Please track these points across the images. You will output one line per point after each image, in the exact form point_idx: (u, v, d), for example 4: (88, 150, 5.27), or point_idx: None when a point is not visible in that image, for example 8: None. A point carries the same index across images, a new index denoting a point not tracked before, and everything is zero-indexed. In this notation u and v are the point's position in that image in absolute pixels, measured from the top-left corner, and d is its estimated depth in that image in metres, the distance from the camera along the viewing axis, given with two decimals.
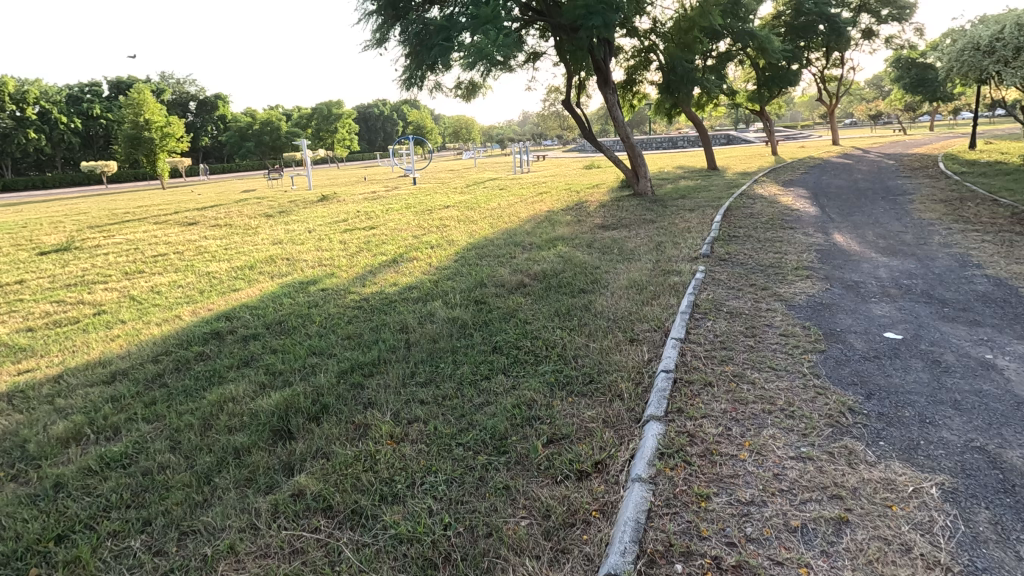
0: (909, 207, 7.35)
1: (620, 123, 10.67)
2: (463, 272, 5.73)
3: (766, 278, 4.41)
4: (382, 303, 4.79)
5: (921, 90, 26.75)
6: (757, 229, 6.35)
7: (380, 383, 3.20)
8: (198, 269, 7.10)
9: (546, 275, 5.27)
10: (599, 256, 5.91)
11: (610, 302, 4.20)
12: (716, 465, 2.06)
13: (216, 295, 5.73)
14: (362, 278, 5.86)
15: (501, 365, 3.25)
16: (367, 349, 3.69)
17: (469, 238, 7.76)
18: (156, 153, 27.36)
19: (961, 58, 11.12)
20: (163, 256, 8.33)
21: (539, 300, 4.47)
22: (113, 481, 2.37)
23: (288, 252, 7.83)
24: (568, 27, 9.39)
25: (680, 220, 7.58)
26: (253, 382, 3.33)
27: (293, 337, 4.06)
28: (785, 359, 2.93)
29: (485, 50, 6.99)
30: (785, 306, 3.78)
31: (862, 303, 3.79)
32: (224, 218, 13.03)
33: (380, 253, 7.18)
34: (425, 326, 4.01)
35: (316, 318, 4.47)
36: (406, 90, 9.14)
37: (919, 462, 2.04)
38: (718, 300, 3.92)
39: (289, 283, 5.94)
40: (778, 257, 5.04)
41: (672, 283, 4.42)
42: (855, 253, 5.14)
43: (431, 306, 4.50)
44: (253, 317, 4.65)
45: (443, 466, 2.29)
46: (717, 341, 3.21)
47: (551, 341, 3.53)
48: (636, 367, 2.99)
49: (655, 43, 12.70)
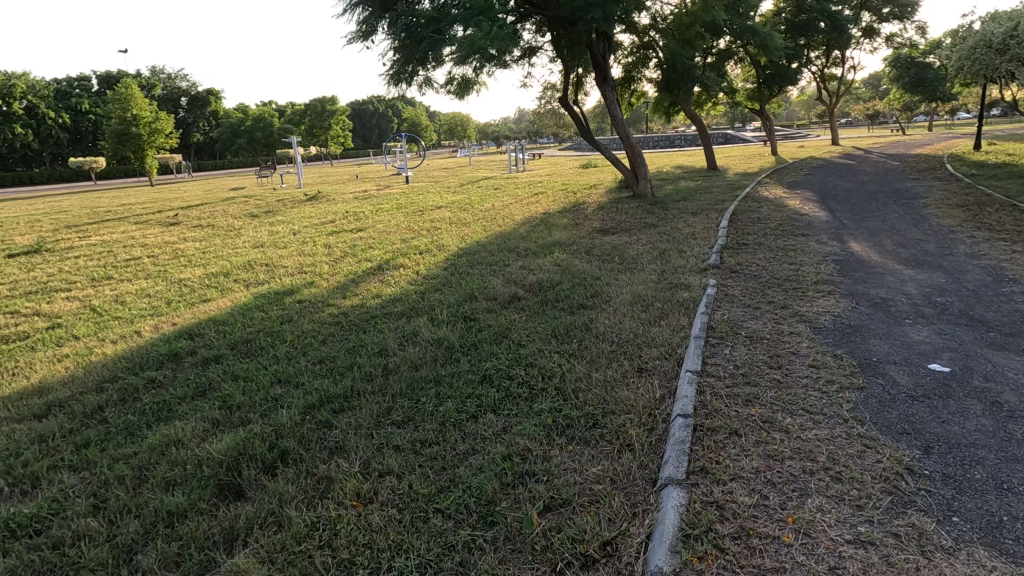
0: (924, 211, 6.98)
1: (619, 121, 10.23)
2: (453, 282, 5.30)
3: (784, 294, 4.00)
4: (362, 319, 4.36)
5: (920, 90, 26.52)
6: (768, 236, 5.95)
7: (351, 422, 2.78)
8: (170, 276, 6.64)
9: (542, 287, 4.86)
10: (599, 265, 5.49)
11: (613, 321, 3.78)
12: (755, 553, 1.65)
13: (182, 306, 5.27)
14: (343, 288, 5.42)
15: (490, 401, 2.83)
16: (340, 378, 3.27)
17: (461, 243, 7.32)
18: (145, 149, 26.69)
19: (972, 56, 10.79)
20: (135, 261, 7.84)
21: (534, 317, 4.06)
22: (13, 561, 1.94)
23: (268, 257, 7.38)
24: (565, 21, 8.96)
25: (684, 225, 7.18)
26: (206, 419, 2.89)
27: (258, 361, 3.62)
28: (820, 400, 2.52)
29: (477, 43, 6.52)
30: (809, 328, 3.38)
31: (896, 325, 3.38)
32: (207, 218, 12.53)
33: (365, 260, 6.72)
34: (407, 349, 3.58)
35: (287, 337, 4.03)
36: (395, 85, 8.65)
37: (1010, 549, 1.62)
38: (734, 321, 3.51)
39: (264, 292, 5.48)
40: (793, 269, 4.64)
41: (681, 299, 4.01)
42: (877, 265, 4.74)
43: (414, 323, 4.07)
44: (218, 334, 4.20)
45: (416, 544, 1.87)
46: (738, 373, 2.80)
47: (549, 370, 3.11)
48: (646, 408, 2.57)
49: (654, 39, 12.29)
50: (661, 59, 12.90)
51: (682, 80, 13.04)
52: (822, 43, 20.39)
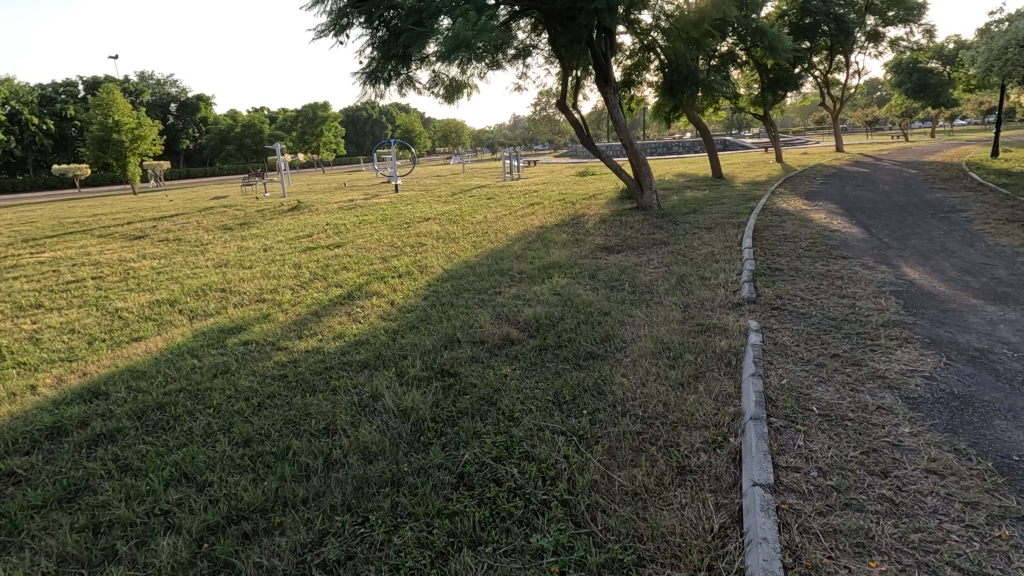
0: (972, 227, 6.21)
1: (622, 126, 9.37)
2: (433, 316, 4.44)
3: (849, 343, 3.16)
4: (314, 372, 3.46)
5: (923, 96, 25.78)
6: (803, 259, 5.12)
7: (262, 560, 1.88)
8: (107, 304, 5.73)
9: (539, 324, 4.00)
10: (607, 294, 4.63)
11: (633, 382, 2.92)
12: None
13: (104, 348, 4.35)
14: (301, 324, 4.52)
15: (466, 529, 1.95)
16: (263, 474, 2.38)
17: (446, 263, 6.48)
18: (127, 156, 25.65)
19: (1002, 57, 10.12)
20: (78, 283, 6.92)
21: (529, 373, 3.18)
22: None
23: (227, 280, 6.51)
24: (564, 15, 8.15)
25: (699, 242, 6.38)
26: (52, 552, 1.99)
27: (164, 442, 2.72)
28: (969, 546, 1.64)
29: (460, 36, 5.64)
30: (900, 399, 2.52)
31: (1016, 394, 2.52)
32: (176, 231, 11.62)
33: (336, 284, 5.84)
34: (361, 426, 2.69)
35: (213, 402, 3.12)
36: (371, 86, 7.76)
37: None
38: (797, 388, 2.63)
39: (207, 329, 4.59)
40: (847, 305, 3.78)
41: (720, 350, 3.15)
42: (949, 298, 3.90)
43: (376, 382, 3.18)
44: (127, 395, 3.28)
45: None
46: (828, 487, 1.92)
47: (551, 469, 2.24)
48: (705, 560, 1.69)
49: (656, 39, 11.18)
50: (664, 62, 12.12)
51: (684, 84, 12.56)
52: (826, 45, 19.74)
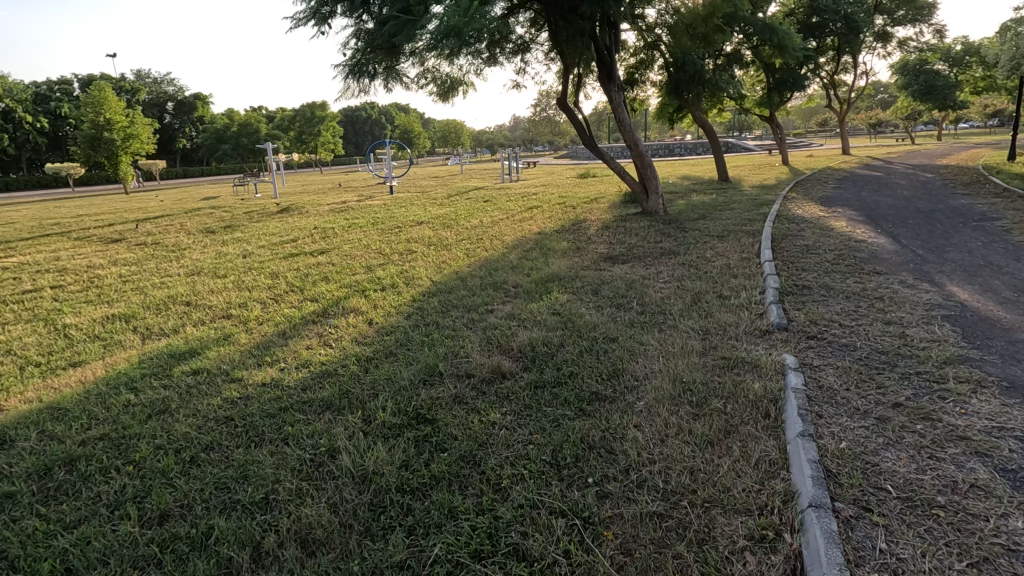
0: (1011, 237, 5.67)
1: (626, 127, 8.79)
2: (415, 340, 3.87)
3: (911, 388, 2.59)
4: (266, 414, 2.89)
5: (930, 98, 25.18)
6: (834, 275, 4.55)
7: None
8: (56, 319, 5.16)
9: (535, 352, 3.43)
10: (614, 315, 4.07)
11: (650, 437, 2.36)
12: None
13: (35, 375, 3.76)
14: (263, 349, 3.93)
15: None
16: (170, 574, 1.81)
17: (434, 273, 5.93)
18: (118, 155, 25.05)
19: None
20: (34, 293, 6.36)
21: (522, 420, 2.61)
22: None
23: (195, 291, 5.94)
24: (565, 7, 7.61)
25: (712, 253, 5.83)
26: None
27: (58, 518, 2.14)
28: None
29: (449, 23, 5.07)
30: (997, 472, 1.95)
31: None
32: (156, 234, 11.06)
33: (313, 299, 5.27)
34: (308, 499, 2.12)
35: (136, 456, 2.55)
36: (356, 80, 7.21)
37: None
38: (863, 455, 2.07)
39: (156, 353, 4.01)
40: (896, 335, 3.22)
41: (757, 395, 2.58)
42: (1015, 326, 3.33)
43: (335, 432, 2.60)
44: (36, 445, 2.71)
45: None
46: None
47: None
48: None
49: (660, 38, 10.64)
50: (669, 61, 11.60)
51: (690, 83, 12.02)
52: (834, 45, 19.21)
